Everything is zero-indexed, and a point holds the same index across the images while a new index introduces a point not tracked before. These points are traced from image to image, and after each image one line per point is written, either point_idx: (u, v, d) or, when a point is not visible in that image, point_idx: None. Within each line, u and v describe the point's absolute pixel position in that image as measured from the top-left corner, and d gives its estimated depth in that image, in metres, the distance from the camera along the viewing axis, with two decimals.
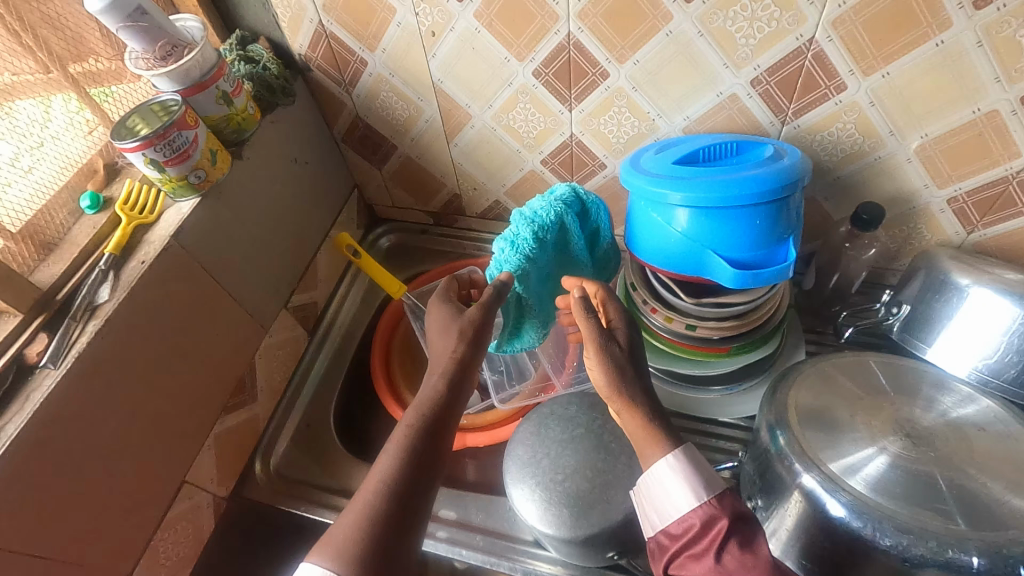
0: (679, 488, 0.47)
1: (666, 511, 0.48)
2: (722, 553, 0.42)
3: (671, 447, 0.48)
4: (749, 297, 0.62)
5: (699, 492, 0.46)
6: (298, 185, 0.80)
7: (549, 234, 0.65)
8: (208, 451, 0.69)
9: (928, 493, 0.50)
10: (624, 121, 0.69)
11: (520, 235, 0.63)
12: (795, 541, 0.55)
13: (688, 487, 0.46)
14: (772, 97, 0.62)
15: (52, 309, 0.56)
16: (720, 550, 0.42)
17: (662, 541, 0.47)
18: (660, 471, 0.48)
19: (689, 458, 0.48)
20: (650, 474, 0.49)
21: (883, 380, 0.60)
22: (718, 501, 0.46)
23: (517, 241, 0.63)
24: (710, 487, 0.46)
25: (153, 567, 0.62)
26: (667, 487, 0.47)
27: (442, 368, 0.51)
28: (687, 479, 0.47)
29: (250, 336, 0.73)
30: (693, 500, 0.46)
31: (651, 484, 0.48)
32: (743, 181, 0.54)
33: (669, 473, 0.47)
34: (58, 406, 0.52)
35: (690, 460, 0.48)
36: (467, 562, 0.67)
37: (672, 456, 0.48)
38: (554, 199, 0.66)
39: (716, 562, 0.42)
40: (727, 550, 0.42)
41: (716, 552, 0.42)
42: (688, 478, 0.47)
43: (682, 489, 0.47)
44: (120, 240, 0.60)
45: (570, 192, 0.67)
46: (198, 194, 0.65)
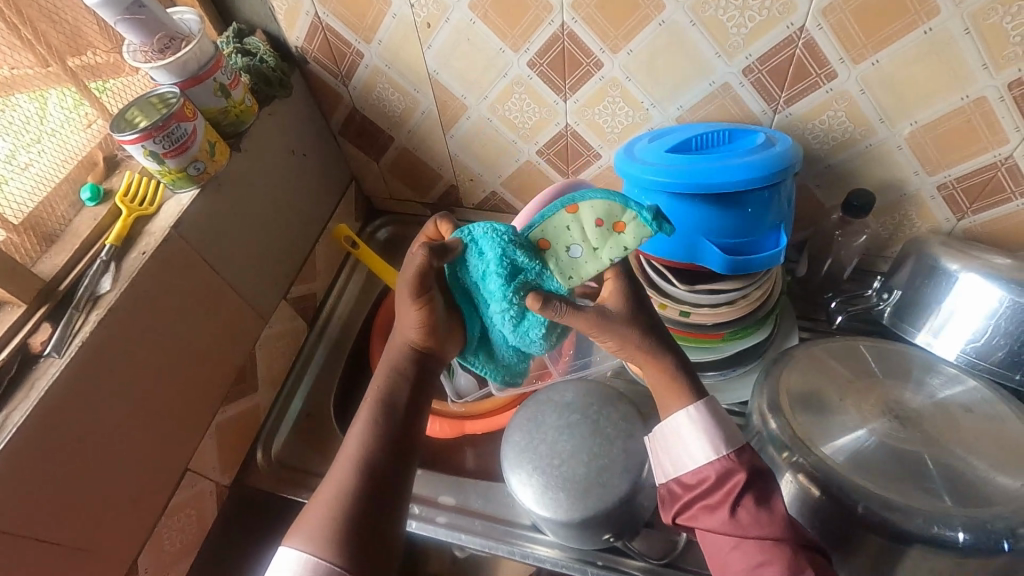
0: (698, 441, 0.49)
1: (682, 461, 0.50)
2: (736, 507, 0.46)
3: (692, 399, 0.50)
4: (740, 283, 0.63)
5: (717, 446, 0.49)
6: (297, 177, 0.81)
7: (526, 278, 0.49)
8: (210, 440, 0.70)
9: (916, 473, 0.51)
10: (619, 110, 0.70)
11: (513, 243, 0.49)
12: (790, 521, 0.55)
13: (707, 439, 0.49)
14: (764, 86, 0.62)
15: (54, 300, 0.57)
16: (735, 504, 0.46)
17: (674, 489, 0.51)
18: (682, 422, 0.50)
19: (709, 411, 0.50)
20: (670, 423, 0.51)
21: (873, 364, 0.61)
22: (734, 456, 0.48)
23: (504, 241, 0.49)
24: (728, 442, 0.49)
25: (157, 552, 0.63)
26: (687, 439, 0.50)
27: None
28: (707, 431, 0.49)
29: (250, 327, 0.74)
30: (711, 453, 0.49)
31: (671, 434, 0.51)
32: (735, 169, 0.55)
33: (690, 424, 0.49)
34: (63, 394, 0.53)
35: (710, 411, 0.50)
36: (467, 546, 0.68)
37: (692, 408, 0.50)
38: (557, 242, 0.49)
39: (731, 517, 0.45)
40: (742, 504, 0.46)
41: (731, 506, 0.46)
42: (708, 431, 0.49)
43: (701, 440, 0.49)
44: (120, 232, 0.61)
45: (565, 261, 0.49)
46: (197, 186, 0.65)
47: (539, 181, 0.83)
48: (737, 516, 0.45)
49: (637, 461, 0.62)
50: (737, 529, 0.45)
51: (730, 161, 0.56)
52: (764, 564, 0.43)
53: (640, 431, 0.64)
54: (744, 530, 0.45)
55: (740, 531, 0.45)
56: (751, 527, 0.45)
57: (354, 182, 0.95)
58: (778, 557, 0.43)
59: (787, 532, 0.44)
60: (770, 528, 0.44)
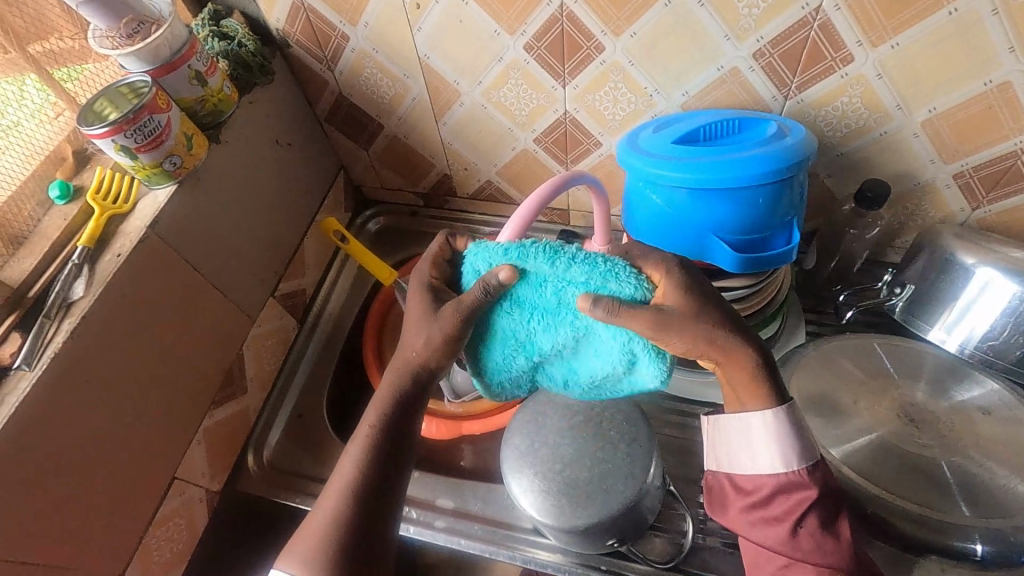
0: (770, 450, 0.46)
1: (742, 461, 0.48)
2: (799, 529, 0.45)
3: (773, 404, 0.46)
4: (751, 281, 0.60)
5: (789, 461, 0.46)
6: (282, 168, 0.77)
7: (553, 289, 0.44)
8: (198, 446, 0.67)
9: (928, 478, 0.50)
10: (621, 96, 0.66)
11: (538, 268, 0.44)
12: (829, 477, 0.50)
13: (779, 452, 0.46)
14: (775, 70, 0.59)
15: (25, 307, 0.54)
16: (797, 525, 0.45)
17: (726, 486, 0.49)
18: (756, 427, 0.46)
19: (790, 419, 0.46)
20: (742, 422, 0.47)
21: (888, 363, 0.59)
22: (804, 472, 0.46)
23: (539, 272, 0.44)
24: (802, 457, 0.46)
25: (147, 563, 0.61)
26: (755, 442, 0.47)
27: (434, 363, 0.49)
28: (782, 442, 0.46)
29: (236, 327, 0.71)
30: (778, 466, 0.46)
31: (738, 433, 0.48)
32: (746, 161, 0.52)
33: (763, 431, 0.46)
34: (35, 409, 0.50)
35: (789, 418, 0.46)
36: (467, 551, 0.67)
37: (769, 413, 0.46)
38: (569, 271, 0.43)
39: (790, 537, 0.45)
40: (805, 526, 0.45)
41: (793, 527, 0.45)
42: (781, 440, 0.46)
43: (771, 449, 0.46)
44: (93, 232, 0.57)
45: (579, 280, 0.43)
46: (175, 181, 0.61)
47: (536, 170, 0.79)
48: (796, 537, 0.45)
49: (641, 465, 0.59)
50: (794, 550, 0.45)
51: (743, 153, 0.53)
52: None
53: (645, 433, 0.62)
54: (803, 554, 0.44)
55: (796, 553, 0.44)
56: (811, 552, 0.44)
57: (343, 170, 0.91)
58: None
59: (844, 561, 0.44)
60: (831, 556, 0.44)
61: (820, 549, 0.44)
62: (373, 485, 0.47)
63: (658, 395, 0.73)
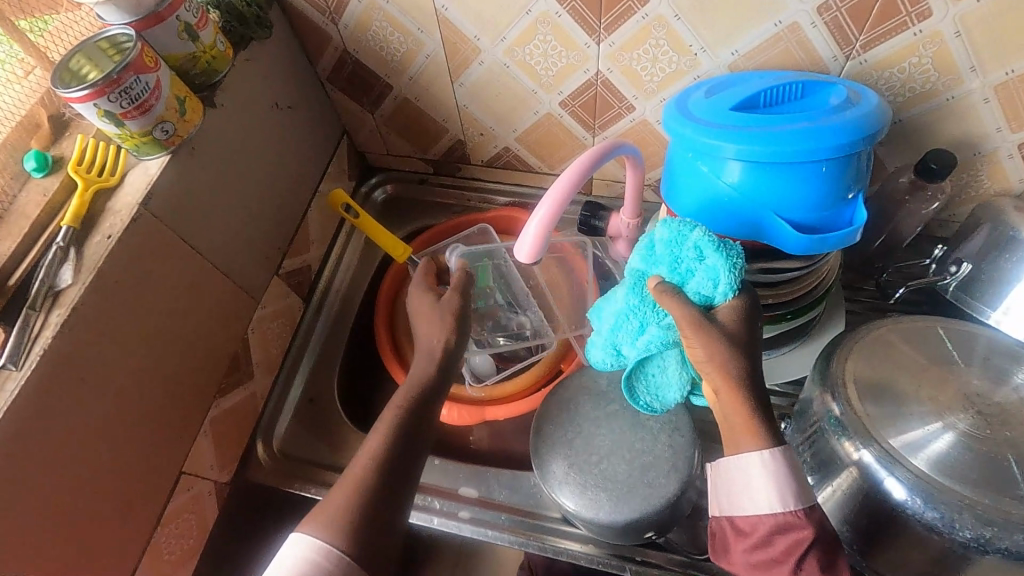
0: (765, 490, 0.40)
1: (737, 503, 0.42)
2: (800, 569, 0.39)
3: (769, 443, 0.40)
4: (804, 263, 0.56)
5: (787, 500, 0.39)
6: (282, 133, 0.69)
7: (696, 271, 0.45)
8: (205, 437, 0.63)
9: (1004, 476, 0.46)
10: (662, 55, 0.60)
11: (707, 253, 0.44)
12: (853, 500, 0.52)
13: (777, 492, 0.40)
14: (840, 27, 0.53)
15: (6, 296, 0.48)
16: (798, 567, 0.39)
17: (724, 529, 0.43)
18: (749, 466, 0.40)
19: (788, 457, 0.40)
20: (738, 464, 0.41)
21: (950, 349, 0.54)
22: (805, 514, 0.39)
23: (704, 252, 0.45)
24: (801, 494, 0.40)
25: (158, 562, 0.58)
26: (750, 484, 0.41)
27: None
28: (783, 484, 0.40)
29: (240, 310, 0.65)
30: (776, 506, 0.40)
31: (732, 474, 0.41)
32: (815, 132, 0.47)
33: (760, 474, 0.40)
34: (24, 412, 0.45)
35: (787, 458, 0.40)
36: (494, 541, 0.64)
37: (767, 452, 0.40)
38: (714, 265, 0.44)
39: None
40: (805, 567, 0.39)
41: (794, 569, 0.39)
42: (781, 482, 0.40)
43: (770, 492, 0.40)
44: (77, 210, 0.51)
45: (716, 278, 0.44)
46: (167, 152, 0.55)
47: (560, 137, 0.73)
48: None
49: (684, 457, 0.56)
50: None
51: (810, 122, 0.48)
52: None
53: (686, 421, 0.58)
54: None
55: None
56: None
57: (347, 135, 0.84)
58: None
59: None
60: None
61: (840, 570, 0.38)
62: (401, 477, 0.45)
63: None
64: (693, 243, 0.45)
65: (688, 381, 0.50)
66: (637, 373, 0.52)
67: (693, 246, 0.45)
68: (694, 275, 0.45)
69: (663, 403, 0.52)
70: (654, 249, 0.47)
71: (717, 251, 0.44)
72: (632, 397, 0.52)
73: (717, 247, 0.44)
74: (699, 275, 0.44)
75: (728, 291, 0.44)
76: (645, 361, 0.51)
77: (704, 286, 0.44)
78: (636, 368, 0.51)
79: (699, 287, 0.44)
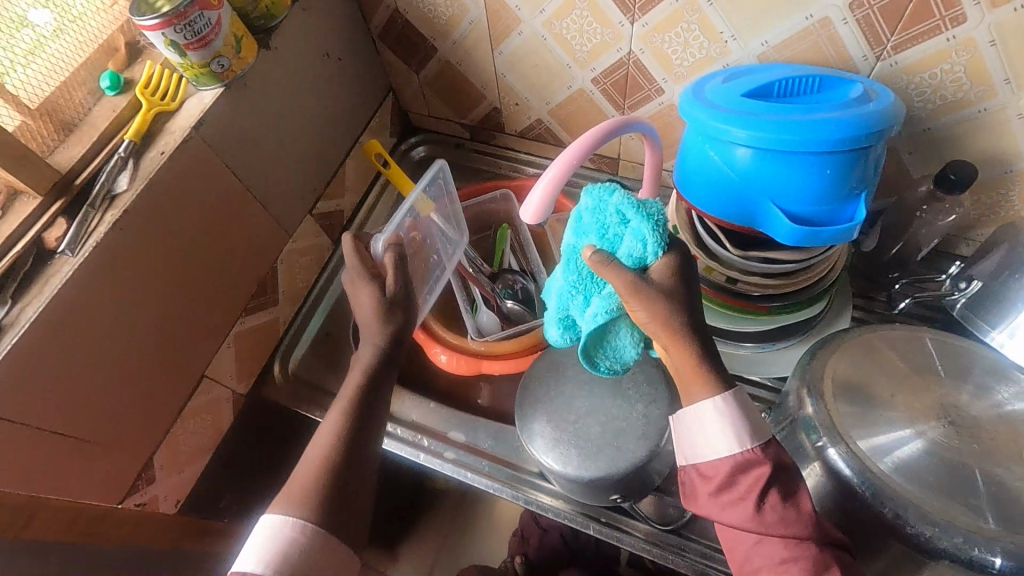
0: (723, 433, 0.44)
1: (700, 449, 0.45)
2: (762, 504, 0.42)
3: (721, 389, 0.45)
4: (802, 256, 0.57)
5: (743, 440, 0.44)
6: (330, 82, 0.75)
7: (621, 236, 0.45)
8: (228, 349, 0.69)
9: (963, 486, 0.47)
10: (693, 40, 0.61)
11: (627, 217, 0.44)
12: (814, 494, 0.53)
13: (733, 432, 0.44)
14: (871, 26, 0.53)
15: (71, 194, 0.54)
16: (760, 500, 0.42)
17: (692, 479, 0.46)
18: (704, 413, 0.45)
19: (738, 402, 0.45)
20: (695, 412, 0.45)
21: (936, 361, 0.54)
22: (761, 451, 0.44)
23: (625, 217, 0.45)
24: (755, 433, 0.44)
25: (174, 449, 0.66)
26: (708, 430, 0.45)
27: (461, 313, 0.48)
28: (736, 425, 0.44)
29: (272, 240, 0.71)
30: (734, 446, 0.44)
31: (691, 423, 0.46)
32: (820, 124, 0.47)
33: (715, 416, 0.44)
34: (74, 295, 0.51)
35: (738, 402, 0.45)
36: (472, 484, 0.69)
37: (719, 398, 0.44)
38: (636, 228, 0.44)
39: (755, 513, 0.42)
40: (768, 500, 0.42)
41: (756, 504, 0.42)
42: (734, 423, 0.44)
43: (726, 433, 0.44)
44: (140, 127, 0.57)
45: (640, 239, 0.44)
46: (222, 84, 0.60)
47: (590, 113, 0.75)
48: (761, 512, 0.42)
49: (657, 427, 0.59)
50: (760, 526, 0.42)
51: (818, 114, 0.48)
52: (789, 563, 0.41)
53: (665, 395, 0.61)
54: (768, 529, 0.41)
55: (762, 528, 0.42)
56: (775, 526, 0.41)
57: (392, 93, 0.88)
58: (804, 556, 0.41)
59: (808, 531, 0.41)
60: (796, 527, 0.41)
61: (774, 530, 0.41)
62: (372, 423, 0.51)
63: None
64: (614, 208, 0.45)
65: (641, 338, 0.52)
66: (595, 346, 0.52)
67: (614, 211, 0.45)
68: (620, 242, 0.45)
69: (624, 362, 0.53)
70: (579, 224, 0.47)
71: (634, 212, 0.44)
72: (593, 366, 0.53)
73: (636, 209, 0.44)
74: (624, 241, 0.45)
75: (657, 250, 0.44)
76: (598, 333, 0.51)
77: (632, 251, 0.44)
78: (592, 341, 0.51)
79: (630, 251, 0.45)
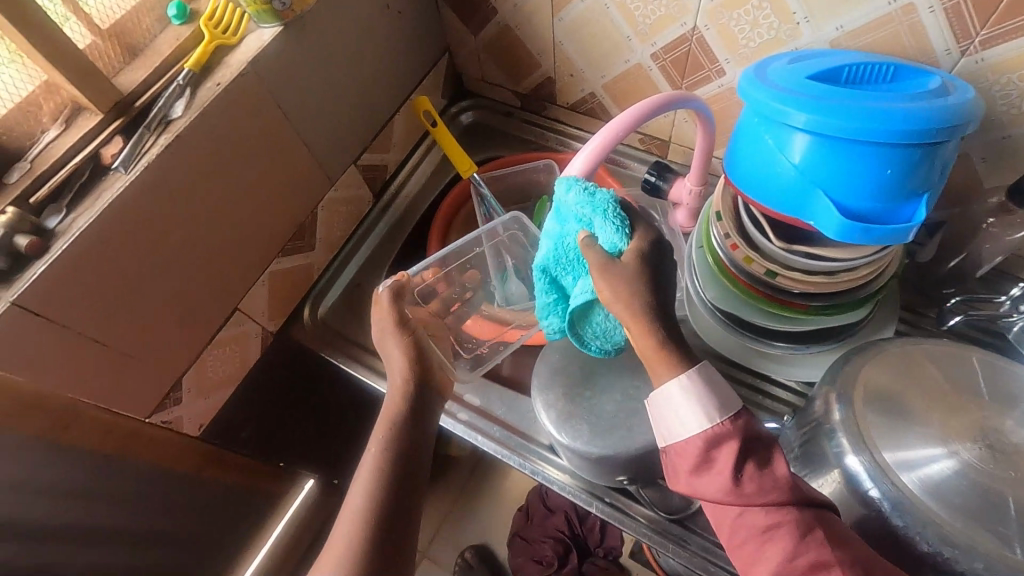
0: (690, 409, 0.45)
1: (675, 429, 0.45)
2: (739, 476, 0.42)
3: (685, 366, 0.45)
4: (850, 256, 0.53)
5: (712, 414, 0.44)
6: (388, 35, 0.75)
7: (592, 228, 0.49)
8: (262, 286, 0.71)
9: (992, 512, 0.44)
10: (762, 19, 0.58)
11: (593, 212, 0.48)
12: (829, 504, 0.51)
13: (699, 407, 0.44)
14: (960, 17, 0.49)
15: (130, 114, 0.56)
16: (736, 473, 0.42)
17: (672, 460, 0.46)
18: (670, 391, 0.45)
19: (701, 377, 0.45)
20: (662, 392, 0.46)
21: (981, 382, 0.50)
22: (730, 423, 0.44)
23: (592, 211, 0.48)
24: (722, 406, 0.44)
25: (202, 374, 0.68)
26: (678, 408, 0.45)
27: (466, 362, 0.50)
28: (700, 401, 0.44)
29: (314, 185, 0.73)
30: (703, 421, 0.44)
31: (662, 404, 0.46)
32: (887, 113, 0.45)
33: (681, 393, 0.45)
34: (123, 210, 0.53)
35: (701, 377, 0.45)
36: (481, 447, 0.69)
37: (681, 375, 0.45)
38: (603, 220, 0.47)
39: (732, 485, 0.41)
40: (744, 473, 0.42)
41: (732, 476, 0.42)
42: (699, 398, 0.44)
43: (694, 409, 0.44)
44: (200, 57, 0.58)
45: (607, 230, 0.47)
46: (281, 23, 0.61)
47: (645, 90, 0.73)
48: (740, 486, 0.41)
49: None
50: (739, 499, 0.41)
51: (886, 103, 0.46)
52: (772, 530, 0.40)
53: None
54: (746, 500, 0.41)
55: (741, 501, 0.41)
56: (754, 496, 0.41)
57: (448, 54, 0.87)
58: (787, 520, 0.40)
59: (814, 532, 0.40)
60: (776, 494, 0.41)
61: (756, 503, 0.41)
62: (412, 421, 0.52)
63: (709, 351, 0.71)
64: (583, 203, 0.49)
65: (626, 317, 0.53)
66: (581, 325, 0.54)
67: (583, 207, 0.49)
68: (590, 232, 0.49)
69: (615, 341, 0.55)
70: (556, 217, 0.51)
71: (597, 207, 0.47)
72: (584, 344, 0.55)
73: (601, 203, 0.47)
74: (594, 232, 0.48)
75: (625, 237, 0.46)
76: (584, 313, 0.53)
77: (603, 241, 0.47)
78: (579, 323, 0.54)
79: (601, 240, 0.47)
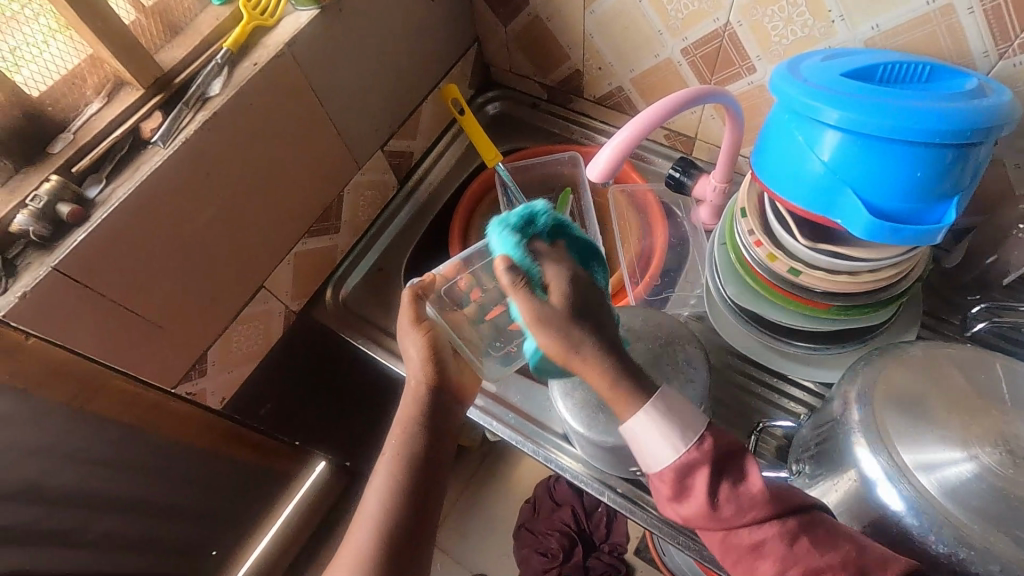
0: (656, 442, 0.43)
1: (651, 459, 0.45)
2: (717, 503, 0.42)
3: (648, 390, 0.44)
4: (875, 256, 0.53)
5: (676, 444, 0.43)
6: (420, 23, 0.75)
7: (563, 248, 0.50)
8: (288, 265, 0.73)
9: (1013, 516, 0.43)
10: (796, 16, 0.58)
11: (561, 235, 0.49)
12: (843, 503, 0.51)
13: (665, 439, 0.43)
14: (999, 18, 0.49)
15: (169, 91, 0.57)
16: (711, 502, 0.42)
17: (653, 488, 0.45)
18: (635, 425, 0.44)
19: (659, 403, 0.44)
20: (630, 427, 0.44)
21: (1004, 386, 0.49)
22: (696, 450, 0.43)
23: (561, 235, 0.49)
24: (685, 433, 0.43)
25: (227, 348, 0.70)
26: (647, 441, 0.44)
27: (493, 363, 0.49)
28: (664, 431, 0.43)
29: (342, 168, 0.74)
30: (673, 452, 0.43)
31: (632, 437, 0.45)
32: (920, 112, 0.44)
33: (647, 425, 0.43)
34: (160, 182, 0.55)
35: (660, 403, 0.44)
36: (495, 433, 0.70)
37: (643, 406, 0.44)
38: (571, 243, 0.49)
39: (713, 512, 0.42)
40: (722, 500, 0.42)
41: (710, 505, 0.42)
42: (662, 427, 0.43)
43: (660, 442, 0.43)
44: (238, 38, 0.59)
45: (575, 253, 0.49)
46: (317, 6, 0.62)
47: (674, 85, 0.73)
48: (720, 509, 0.42)
49: None
50: (721, 524, 0.42)
51: (920, 102, 0.45)
52: (760, 547, 0.41)
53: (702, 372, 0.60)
54: (729, 523, 0.41)
55: (725, 525, 0.42)
56: (732, 519, 0.41)
57: (477, 44, 0.88)
58: (772, 534, 0.41)
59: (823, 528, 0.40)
60: (753, 512, 0.41)
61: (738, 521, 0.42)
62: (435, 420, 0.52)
63: (727, 348, 0.71)
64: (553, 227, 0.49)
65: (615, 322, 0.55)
66: None
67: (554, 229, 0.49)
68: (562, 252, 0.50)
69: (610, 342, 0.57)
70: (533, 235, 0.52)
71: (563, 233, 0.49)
72: None
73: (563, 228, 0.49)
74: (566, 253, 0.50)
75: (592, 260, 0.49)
76: None
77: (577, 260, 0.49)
78: None
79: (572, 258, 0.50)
